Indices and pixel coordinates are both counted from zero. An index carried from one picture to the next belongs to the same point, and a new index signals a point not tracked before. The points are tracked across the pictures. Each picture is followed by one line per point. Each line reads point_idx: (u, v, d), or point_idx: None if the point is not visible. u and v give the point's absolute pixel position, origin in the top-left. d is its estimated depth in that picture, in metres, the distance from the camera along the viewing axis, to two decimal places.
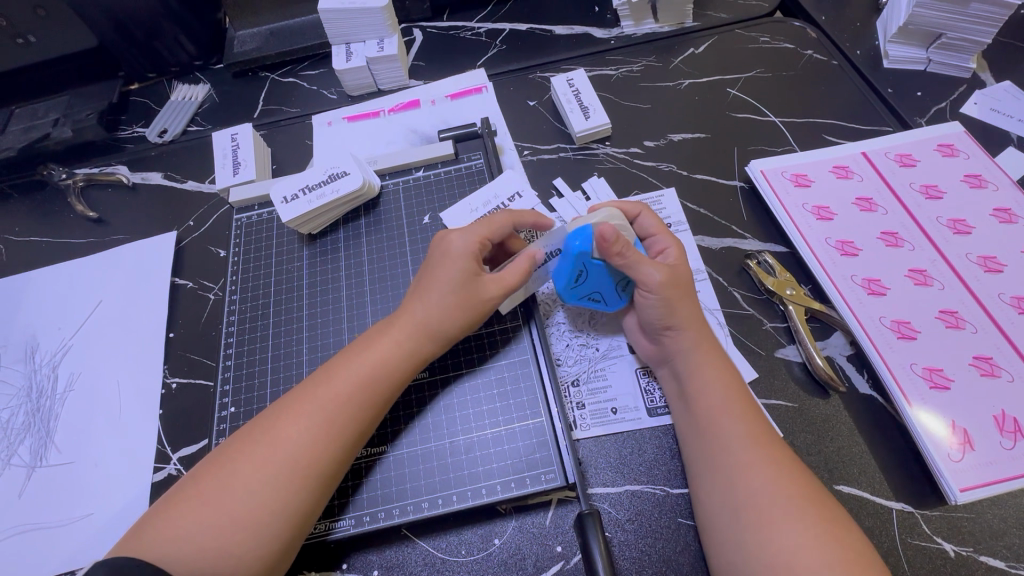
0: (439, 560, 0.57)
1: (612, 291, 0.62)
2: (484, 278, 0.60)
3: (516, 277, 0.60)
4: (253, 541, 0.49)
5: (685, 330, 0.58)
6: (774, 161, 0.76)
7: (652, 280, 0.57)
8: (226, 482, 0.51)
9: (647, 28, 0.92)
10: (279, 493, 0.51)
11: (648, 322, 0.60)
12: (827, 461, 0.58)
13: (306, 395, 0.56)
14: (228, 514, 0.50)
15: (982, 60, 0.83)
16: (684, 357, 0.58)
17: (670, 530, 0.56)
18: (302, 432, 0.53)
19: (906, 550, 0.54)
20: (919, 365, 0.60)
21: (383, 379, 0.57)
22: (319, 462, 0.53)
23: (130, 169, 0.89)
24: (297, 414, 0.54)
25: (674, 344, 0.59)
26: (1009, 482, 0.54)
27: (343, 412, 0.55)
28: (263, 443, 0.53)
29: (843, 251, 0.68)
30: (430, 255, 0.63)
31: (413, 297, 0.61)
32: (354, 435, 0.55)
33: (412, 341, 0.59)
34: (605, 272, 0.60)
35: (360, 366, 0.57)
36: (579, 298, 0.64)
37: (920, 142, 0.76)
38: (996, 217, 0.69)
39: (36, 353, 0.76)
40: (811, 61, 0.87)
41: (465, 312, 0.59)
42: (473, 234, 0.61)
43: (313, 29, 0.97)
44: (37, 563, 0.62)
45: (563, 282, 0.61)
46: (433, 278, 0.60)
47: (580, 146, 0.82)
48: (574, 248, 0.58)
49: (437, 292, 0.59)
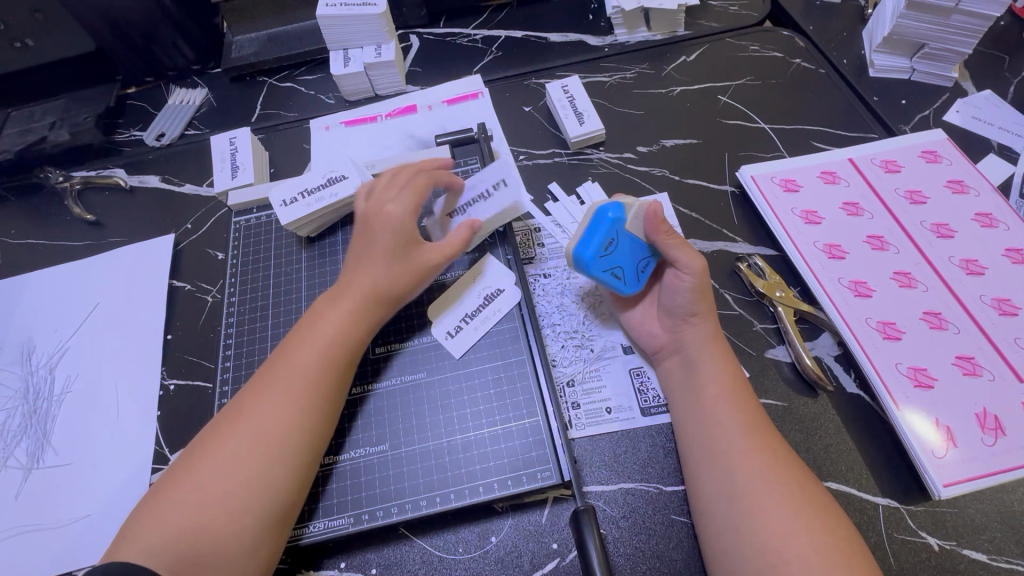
0: (437, 557, 0.57)
1: (635, 269, 0.63)
2: (426, 245, 0.64)
3: (456, 239, 0.64)
4: (230, 515, 0.50)
5: (705, 320, 0.61)
6: (764, 166, 0.78)
7: (691, 265, 0.60)
8: (199, 466, 0.53)
9: (639, 36, 0.94)
10: (249, 469, 0.52)
11: (673, 308, 0.62)
12: (817, 458, 0.59)
13: (268, 373, 0.58)
14: (204, 494, 0.51)
15: (963, 69, 0.86)
16: (701, 347, 0.60)
17: (663, 527, 0.57)
18: (264, 404, 0.55)
19: (893, 544, 0.55)
20: (904, 365, 0.62)
21: (339, 345, 0.59)
22: (285, 433, 0.54)
23: (128, 172, 0.89)
24: (261, 390, 0.56)
25: (695, 333, 0.61)
26: (993, 477, 0.55)
27: (304, 382, 0.57)
28: (230, 422, 0.55)
29: (830, 255, 0.70)
30: (366, 222, 0.65)
31: (355, 268, 0.63)
32: (318, 403, 0.57)
33: (362, 310, 0.61)
34: (634, 245, 0.63)
35: (315, 337, 0.59)
36: (602, 272, 0.62)
37: (906, 148, 0.78)
38: (978, 222, 0.71)
39: (33, 355, 0.76)
40: (800, 69, 0.89)
41: (412, 276, 0.63)
42: (408, 198, 0.64)
43: (311, 35, 0.98)
44: (32, 565, 0.62)
45: (594, 247, 0.61)
46: (374, 247, 0.63)
47: (575, 151, 0.84)
48: (610, 214, 0.62)
49: (381, 262, 0.62)
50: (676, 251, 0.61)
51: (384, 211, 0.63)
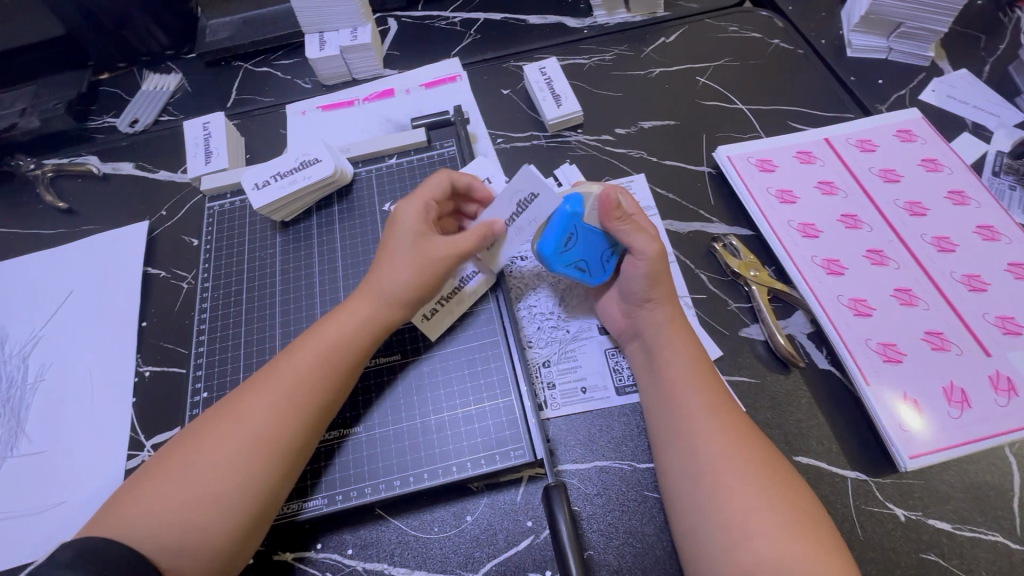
0: (412, 536, 0.58)
1: (599, 259, 0.63)
2: (436, 239, 0.62)
3: (468, 237, 0.62)
4: (220, 512, 0.50)
5: (662, 305, 0.61)
6: (740, 147, 0.78)
7: (645, 250, 0.60)
8: (191, 459, 0.52)
9: (619, 18, 0.94)
10: (241, 464, 0.52)
11: (628, 293, 0.62)
12: (788, 434, 0.60)
13: (270, 371, 0.57)
14: (194, 488, 0.51)
15: (941, 49, 0.86)
16: (659, 330, 0.60)
17: (637, 503, 0.57)
18: (265, 405, 0.55)
19: (860, 515, 0.56)
20: (873, 340, 0.62)
21: (344, 349, 0.59)
22: (280, 437, 0.54)
23: (101, 159, 0.88)
24: (262, 389, 0.56)
25: (650, 317, 0.61)
26: (956, 448, 0.56)
27: (304, 382, 0.56)
28: (227, 417, 0.54)
29: (804, 233, 0.70)
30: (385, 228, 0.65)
31: (371, 270, 0.63)
32: (318, 408, 0.56)
33: (375, 313, 0.61)
34: (596, 237, 0.62)
35: (321, 340, 0.59)
36: (563, 266, 0.63)
37: (881, 128, 0.78)
38: (950, 200, 0.71)
39: (6, 344, 0.75)
40: (779, 49, 0.89)
41: (421, 274, 0.61)
42: (419, 199, 0.64)
43: (286, 19, 0.96)
44: (6, 553, 0.62)
45: (554, 244, 0.61)
46: (387, 250, 0.63)
47: (553, 133, 0.83)
48: (567, 209, 0.61)
49: (391, 261, 0.62)
50: (630, 236, 0.60)
51: (396, 212, 0.64)
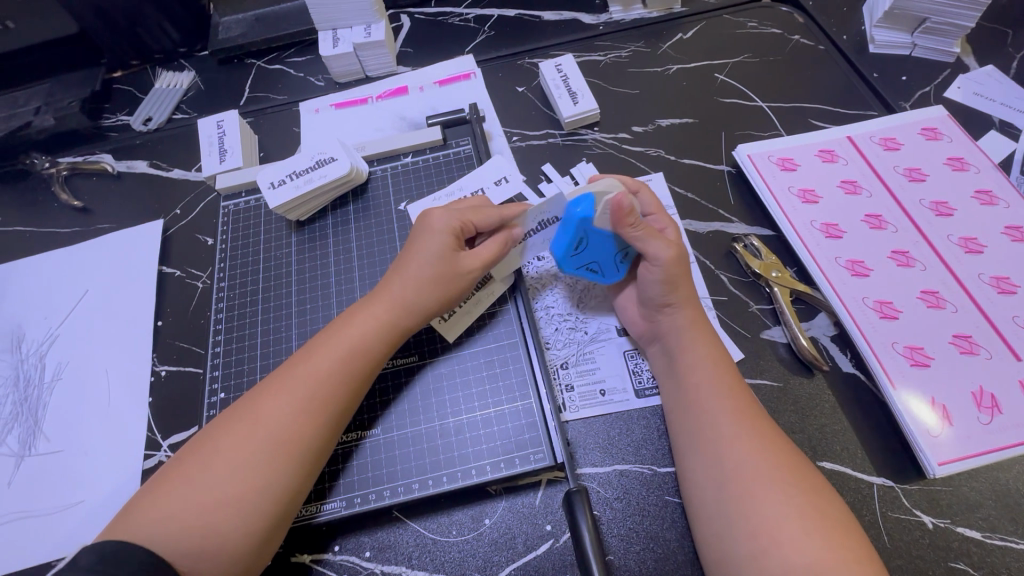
0: (431, 540, 0.57)
1: (611, 260, 0.63)
2: (462, 253, 0.62)
3: (490, 250, 0.62)
4: (239, 515, 0.50)
5: (682, 308, 0.60)
6: (761, 145, 0.76)
7: (660, 255, 0.59)
8: (209, 463, 0.52)
9: (635, 13, 0.92)
10: (260, 467, 0.52)
11: (646, 297, 0.61)
12: (812, 438, 0.59)
13: (285, 374, 0.57)
14: (213, 492, 0.50)
15: (966, 45, 0.84)
16: (681, 332, 0.59)
17: (658, 508, 0.57)
18: (281, 408, 0.54)
19: (887, 523, 0.55)
20: (900, 344, 0.61)
21: (360, 352, 0.58)
22: (298, 441, 0.54)
23: (115, 158, 0.88)
24: (278, 392, 0.55)
25: (673, 319, 0.60)
26: (987, 455, 0.55)
27: (321, 386, 0.56)
28: (244, 421, 0.54)
29: (827, 234, 0.69)
30: (414, 231, 0.64)
31: (392, 274, 0.62)
32: (335, 412, 0.56)
33: (392, 317, 0.60)
34: (607, 238, 0.60)
35: (337, 343, 0.58)
36: (575, 267, 0.63)
37: (906, 126, 0.77)
38: (977, 199, 0.70)
39: (23, 343, 0.75)
40: (799, 45, 0.87)
41: (442, 287, 0.61)
42: (456, 211, 0.63)
43: (299, 15, 0.96)
44: (26, 551, 0.62)
45: (565, 248, 0.61)
46: (412, 256, 0.62)
47: (569, 131, 0.82)
48: (577, 212, 0.58)
49: (415, 268, 0.61)
50: (643, 243, 0.59)
51: (429, 218, 0.63)
